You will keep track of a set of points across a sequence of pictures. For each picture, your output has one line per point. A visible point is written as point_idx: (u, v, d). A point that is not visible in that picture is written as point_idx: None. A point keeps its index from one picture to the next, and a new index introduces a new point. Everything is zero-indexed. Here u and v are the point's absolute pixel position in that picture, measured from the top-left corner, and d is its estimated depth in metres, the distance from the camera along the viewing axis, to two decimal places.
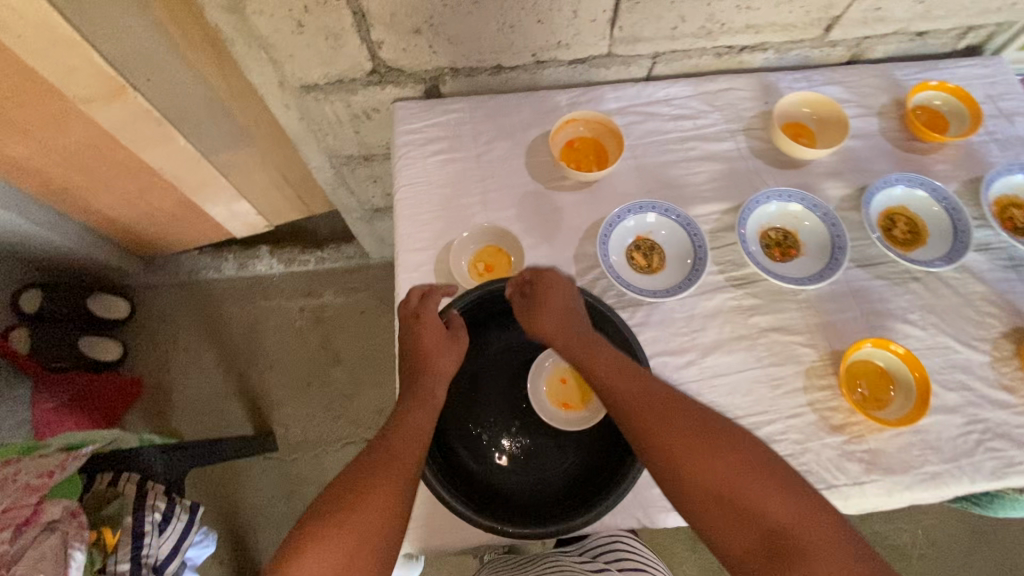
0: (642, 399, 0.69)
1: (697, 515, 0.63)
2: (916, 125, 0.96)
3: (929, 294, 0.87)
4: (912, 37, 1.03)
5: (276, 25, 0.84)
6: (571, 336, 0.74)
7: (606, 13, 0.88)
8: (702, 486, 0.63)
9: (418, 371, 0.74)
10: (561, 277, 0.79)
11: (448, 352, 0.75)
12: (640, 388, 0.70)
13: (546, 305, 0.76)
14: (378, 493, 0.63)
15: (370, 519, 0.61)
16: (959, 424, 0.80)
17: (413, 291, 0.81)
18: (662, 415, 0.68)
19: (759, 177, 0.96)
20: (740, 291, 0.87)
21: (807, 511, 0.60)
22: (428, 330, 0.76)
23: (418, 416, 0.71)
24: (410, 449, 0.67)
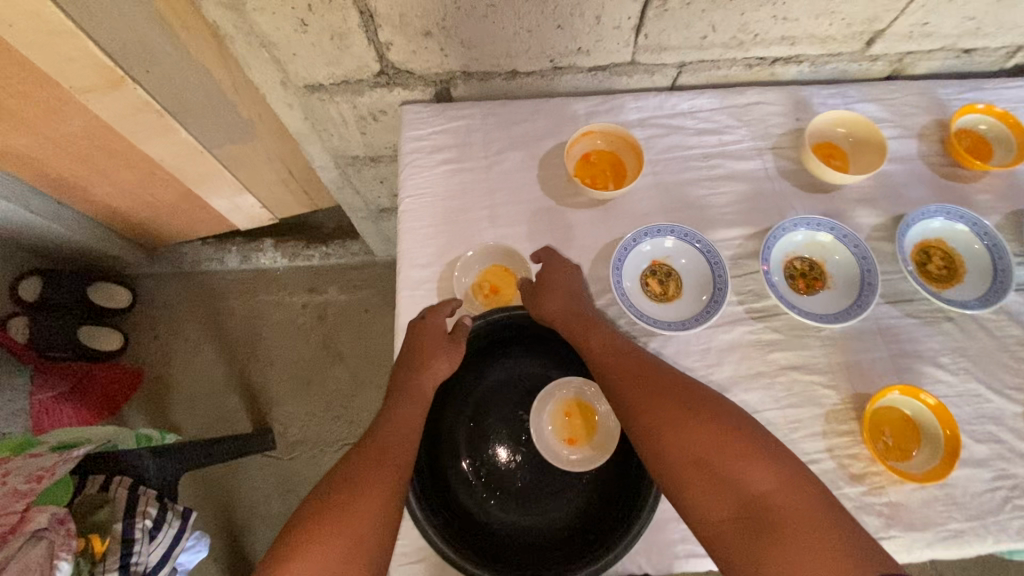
0: (626, 368, 0.70)
1: (675, 480, 0.61)
2: (959, 150, 0.89)
3: (962, 336, 0.82)
4: (960, 54, 0.96)
5: (278, 24, 0.79)
6: (567, 313, 0.76)
7: (631, 20, 0.82)
8: (680, 451, 0.62)
9: (415, 375, 0.73)
10: (566, 263, 0.81)
11: (446, 358, 0.73)
12: (626, 359, 0.71)
13: (548, 287, 0.78)
14: (371, 490, 0.62)
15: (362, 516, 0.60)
16: (987, 479, 0.75)
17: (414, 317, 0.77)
18: (644, 381, 0.69)
19: (786, 201, 0.90)
20: (760, 325, 0.82)
21: (788, 480, 0.59)
22: (430, 330, 0.75)
23: (408, 410, 0.71)
24: (401, 442, 0.67)
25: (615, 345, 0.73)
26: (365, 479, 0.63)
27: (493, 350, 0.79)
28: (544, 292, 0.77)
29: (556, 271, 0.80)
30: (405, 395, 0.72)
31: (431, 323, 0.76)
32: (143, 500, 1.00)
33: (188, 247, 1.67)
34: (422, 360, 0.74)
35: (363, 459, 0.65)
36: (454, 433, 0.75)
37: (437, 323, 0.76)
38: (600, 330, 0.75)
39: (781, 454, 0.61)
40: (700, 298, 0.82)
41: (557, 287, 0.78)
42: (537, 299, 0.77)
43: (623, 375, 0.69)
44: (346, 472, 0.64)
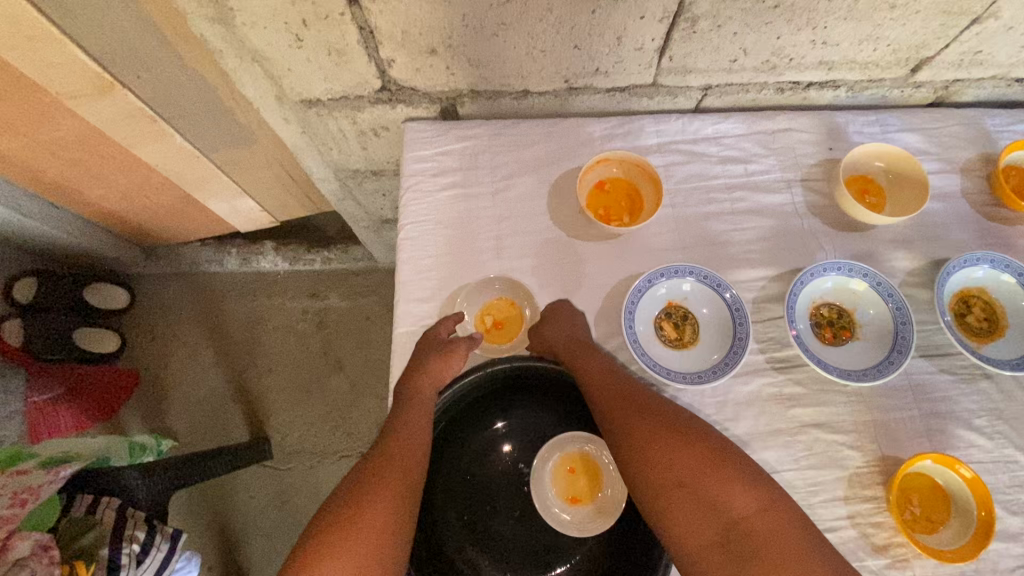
0: (611, 388, 0.68)
1: (658, 504, 0.60)
2: (1006, 191, 0.82)
3: (1000, 396, 0.76)
4: (1011, 83, 0.88)
5: (271, 39, 0.74)
6: (568, 343, 0.73)
7: (655, 42, 0.75)
8: (663, 475, 0.61)
9: (416, 385, 0.70)
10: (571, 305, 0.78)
11: (443, 361, 0.71)
12: (611, 380, 0.69)
13: (551, 318, 0.76)
14: (385, 499, 0.60)
15: (375, 522, 0.58)
16: (1020, 555, 0.70)
17: (423, 347, 0.73)
18: (628, 401, 0.67)
19: (815, 239, 0.83)
20: (781, 376, 0.76)
21: (768, 503, 0.58)
22: (430, 340, 0.74)
23: (416, 419, 0.67)
24: (411, 450, 0.65)
25: (604, 366, 0.71)
26: (376, 490, 0.61)
27: (497, 403, 0.74)
28: (546, 322, 0.75)
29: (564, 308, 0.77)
30: (408, 402, 0.69)
31: (433, 335, 0.74)
32: (130, 523, 0.97)
33: (188, 248, 1.63)
34: (419, 390, 0.70)
35: (372, 470, 0.63)
36: (450, 490, 0.70)
37: (438, 335, 0.74)
38: (592, 354, 0.72)
39: (760, 478, 0.60)
40: (714, 354, 0.76)
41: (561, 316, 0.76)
42: (540, 329, 0.75)
43: (608, 395, 0.67)
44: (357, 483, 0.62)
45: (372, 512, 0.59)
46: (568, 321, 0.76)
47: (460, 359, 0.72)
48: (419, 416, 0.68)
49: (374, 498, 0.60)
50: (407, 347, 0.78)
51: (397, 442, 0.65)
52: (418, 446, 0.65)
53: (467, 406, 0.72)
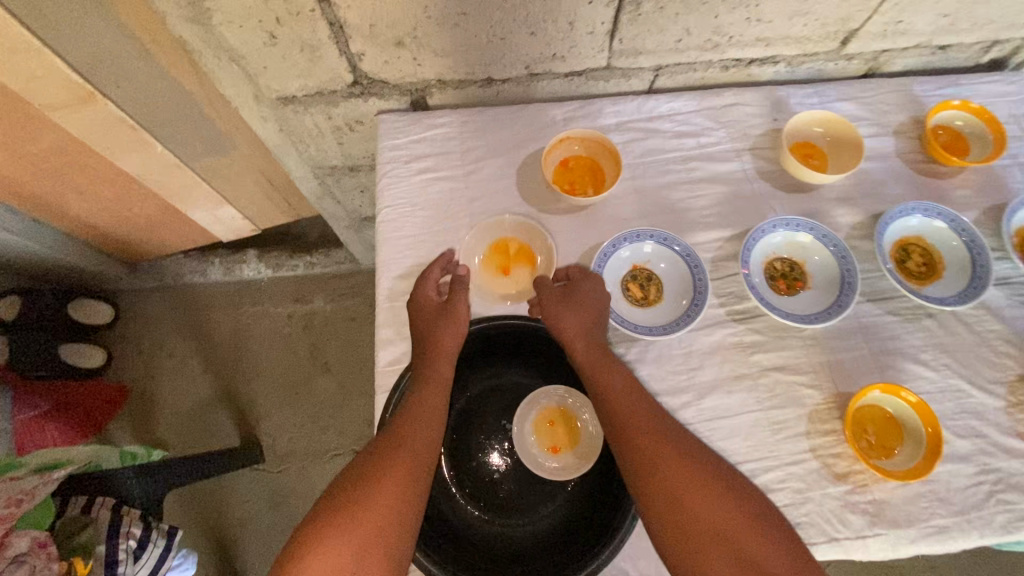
0: (643, 420, 0.69)
1: (687, 548, 0.61)
2: (936, 147, 0.90)
3: (943, 332, 0.82)
4: (935, 50, 0.96)
5: (246, 38, 0.78)
6: (585, 341, 0.73)
7: (605, 25, 0.82)
8: (696, 517, 0.63)
9: (432, 365, 0.72)
10: (594, 284, 0.78)
11: (449, 328, 0.74)
12: (640, 409, 0.70)
13: (572, 306, 0.75)
14: (393, 477, 0.64)
15: (385, 502, 0.62)
16: (970, 474, 0.75)
17: (422, 313, 0.76)
18: (661, 435, 0.68)
19: (766, 201, 0.90)
20: (741, 327, 0.82)
21: (798, 562, 0.60)
22: (421, 302, 0.77)
23: (428, 399, 0.70)
24: (422, 431, 0.68)
25: (629, 387, 0.71)
26: (388, 468, 0.65)
27: (476, 360, 0.79)
28: (567, 307, 0.75)
29: (590, 290, 0.78)
30: (422, 380, 0.71)
31: (424, 296, 0.78)
32: (126, 520, 0.99)
33: (170, 260, 1.65)
34: (434, 368, 0.72)
35: (384, 447, 0.66)
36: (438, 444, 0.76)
37: (428, 297, 0.78)
38: (613, 368, 0.72)
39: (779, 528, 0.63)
40: (680, 303, 0.82)
41: (575, 298, 0.77)
42: (560, 308, 0.75)
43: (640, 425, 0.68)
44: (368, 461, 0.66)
45: (383, 491, 0.63)
46: (580, 308, 0.75)
47: (456, 327, 0.74)
48: (433, 394, 0.71)
49: (385, 479, 0.64)
50: (390, 320, 0.82)
51: (410, 423, 0.68)
52: (430, 428, 0.68)
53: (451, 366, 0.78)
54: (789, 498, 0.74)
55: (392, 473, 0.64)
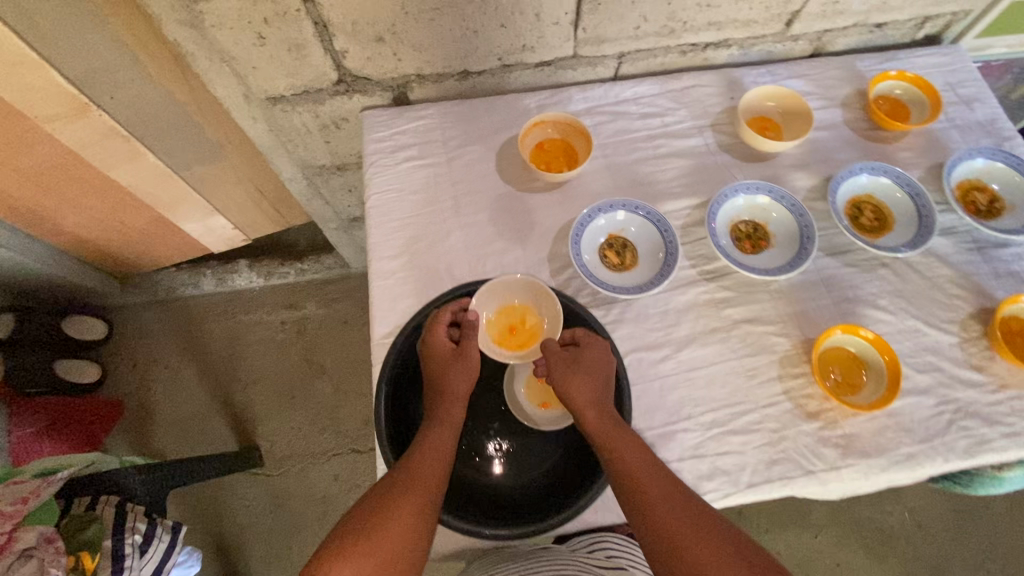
0: (682, 513, 0.63)
1: None
2: (879, 114, 0.98)
3: (897, 279, 0.88)
4: (872, 28, 1.05)
5: (236, 39, 0.84)
6: (596, 404, 0.71)
7: (569, 15, 0.89)
8: None
9: (445, 407, 0.75)
10: (601, 343, 0.77)
11: (461, 372, 0.76)
12: (646, 470, 0.66)
13: (576, 364, 0.74)
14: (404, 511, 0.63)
15: (396, 534, 0.61)
16: (932, 405, 0.81)
17: (433, 354, 0.77)
18: (704, 531, 0.61)
19: (728, 171, 0.97)
20: (712, 284, 0.88)
21: None
22: (436, 350, 0.76)
23: (440, 438, 0.72)
24: (434, 469, 0.68)
25: (639, 454, 0.68)
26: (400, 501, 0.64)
27: None
28: (574, 368, 0.73)
29: (596, 349, 0.76)
30: (435, 420, 0.74)
31: (437, 343, 0.77)
32: (131, 516, 1.01)
33: (163, 274, 1.68)
34: (449, 411, 0.75)
35: (397, 482, 0.66)
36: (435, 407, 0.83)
37: (442, 342, 0.77)
38: (631, 440, 0.69)
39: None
40: (657, 257, 0.89)
41: (584, 361, 0.75)
42: (568, 372, 0.73)
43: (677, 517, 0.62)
44: (374, 500, 0.65)
45: (387, 530, 0.61)
46: (590, 372, 0.73)
47: (464, 364, 0.76)
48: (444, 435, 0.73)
49: (398, 510, 0.63)
50: (383, 297, 0.87)
51: (421, 459, 0.69)
52: (440, 466, 0.69)
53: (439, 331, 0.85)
54: (766, 437, 0.79)
55: (398, 511, 0.63)
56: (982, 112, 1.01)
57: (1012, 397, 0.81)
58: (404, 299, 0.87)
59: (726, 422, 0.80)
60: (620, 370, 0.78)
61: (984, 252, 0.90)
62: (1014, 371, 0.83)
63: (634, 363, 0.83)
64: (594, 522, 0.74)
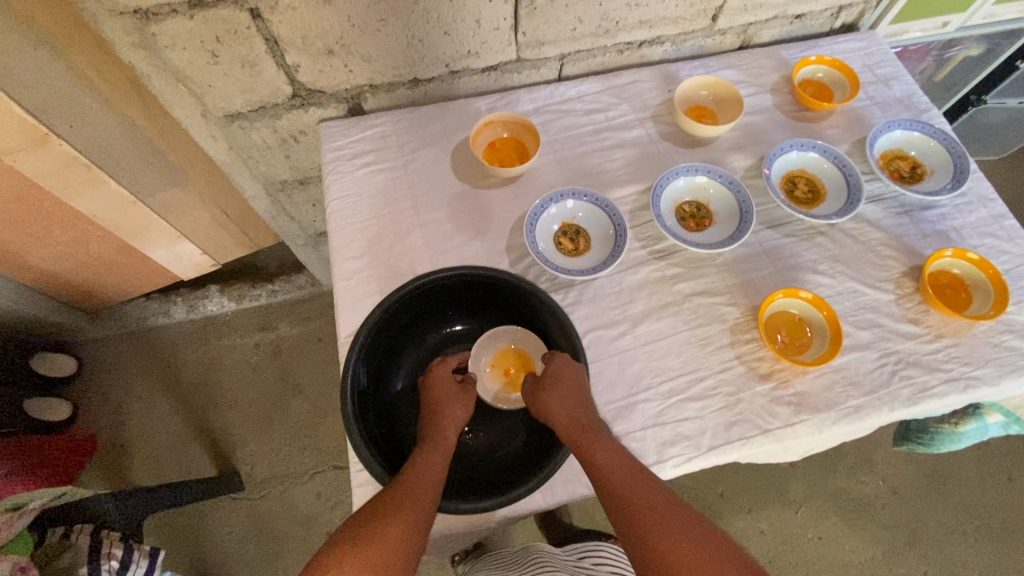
0: (654, 509, 0.65)
1: None
2: (805, 96, 1.05)
3: (834, 244, 0.94)
4: (792, 20, 1.13)
5: (190, 58, 0.87)
6: (569, 418, 0.73)
7: (508, 20, 0.95)
8: None
9: (438, 430, 0.75)
10: (571, 358, 0.77)
11: (456, 403, 0.79)
12: (629, 478, 0.68)
13: (551, 386, 0.75)
14: (391, 530, 0.63)
15: (383, 552, 0.62)
16: (874, 358, 0.86)
17: (432, 382, 0.81)
18: (676, 528, 0.63)
19: (670, 157, 1.02)
20: (662, 262, 0.92)
21: None
22: (438, 382, 0.81)
23: (430, 456, 0.72)
24: (425, 487, 0.68)
25: (618, 462, 0.70)
26: (388, 518, 0.64)
27: (425, 318, 0.90)
28: (543, 389, 0.75)
29: (558, 365, 0.76)
30: (429, 442, 0.74)
31: (440, 378, 0.81)
32: (107, 542, 0.99)
33: (132, 305, 1.67)
34: (443, 434, 0.75)
35: (386, 499, 0.66)
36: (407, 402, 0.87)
37: (444, 376, 0.81)
38: (603, 444, 0.71)
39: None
40: (608, 239, 0.94)
41: (550, 381, 0.76)
42: (538, 395, 0.75)
43: (648, 518, 0.64)
44: (373, 506, 0.66)
45: (386, 534, 0.63)
46: (554, 391, 0.75)
47: (468, 396, 0.80)
48: (436, 456, 0.73)
49: (386, 528, 0.63)
50: (348, 298, 0.89)
51: (416, 476, 0.68)
52: (434, 482, 0.69)
53: (402, 324, 0.86)
54: (722, 401, 0.82)
55: (395, 518, 0.64)
56: (899, 89, 1.09)
57: (948, 345, 0.86)
58: (368, 297, 0.89)
59: (684, 390, 0.83)
60: (576, 343, 0.77)
61: (911, 215, 0.97)
62: (948, 321, 0.88)
63: (592, 341, 0.86)
64: (564, 495, 0.76)
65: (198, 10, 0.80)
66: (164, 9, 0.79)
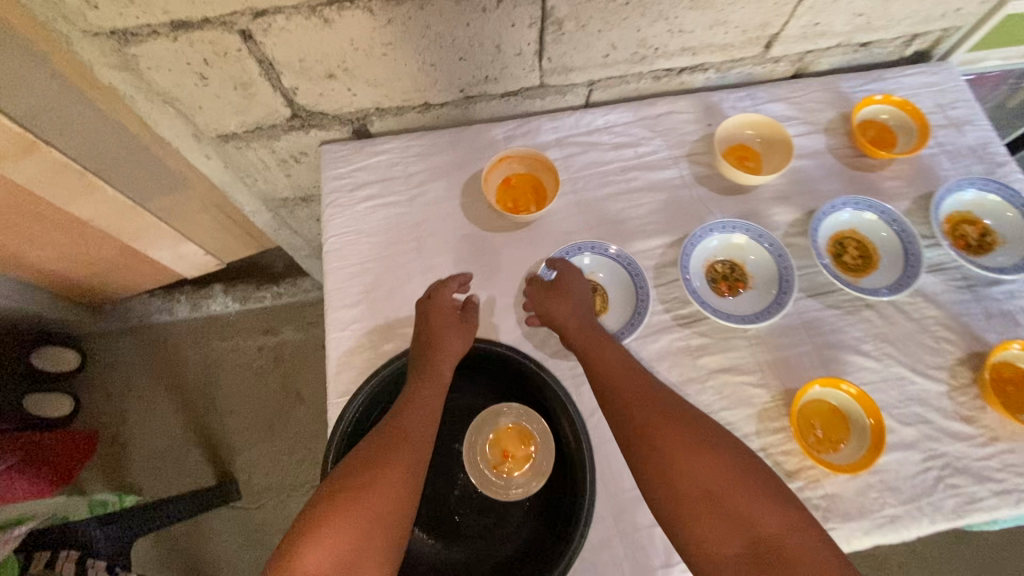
0: (652, 411, 0.68)
1: (680, 505, 0.61)
2: (863, 142, 0.92)
3: (882, 322, 0.84)
4: (857, 48, 0.99)
5: (177, 80, 0.79)
6: (579, 326, 0.77)
7: (532, 46, 0.84)
8: (692, 482, 0.62)
9: (436, 364, 0.74)
10: (581, 276, 0.83)
11: (456, 334, 0.77)
12: (627, 376, 0.72)
13: (567, 293, 0.80)
14: (393, 469, 0.63)
15: (387, 493, 0.61)
16: (918, 461, 0.76)
17: (441, 302, 0.80)
18: (664, 414, 0.68)
19: (704, 205, 0.92)
20: (687, 331, 0.83)
21: (790, 519, 0.60)
22: (439, 309, 0.79)
23: (427, 393, 0.71)
24: (422, 427, 0.68)
25: (620, 362, 0.74)
26: (389, 460, 0.64)
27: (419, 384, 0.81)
28: (554, 295, 0.80)
29: (573, 278, 0.82)
30: (423, 378, 0.73)
31: (440, 304, 0.80)
32: None
33: (136, 302, 1.64)
34: (438, 368, 0.74)
35: (384, 442, 0.65)
36: None
37: (447, 304, 0.80)
38: (607, 348, 0.75)
39: (802, 512, 0.61)
40: (627, 302, 0.85)
41: (563, 287, 0.81)
42: (547, 300, 0.80)
43: (645, 416, 0.67)
44: (365, 453, 0.64)
45: (385, 483, 0.62)
46: (570, 297, 0.79)
47: (470, 327, 0.80)
48: (430, 394, 0.72)
49: (389, 470, 0.63)
50: (340, 351, 0.83)
51: (413, 417, 0.69)
52: (428, 423, 0.69)
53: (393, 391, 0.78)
54: None
55: (392, 464, 0.63)
56: (973, 136, 0.95)
57: (1004, 451, 0.77)
58: (362, 351, 0.83)
59: None
60: (586, 440, 0.69)
61: (974, 290, 0.86)
62: (1005, 422, 0.78)
63: (598, 423, 0.78)
64: None
65: (183, 31, 0.71)
66: (144, 30, 0.70)
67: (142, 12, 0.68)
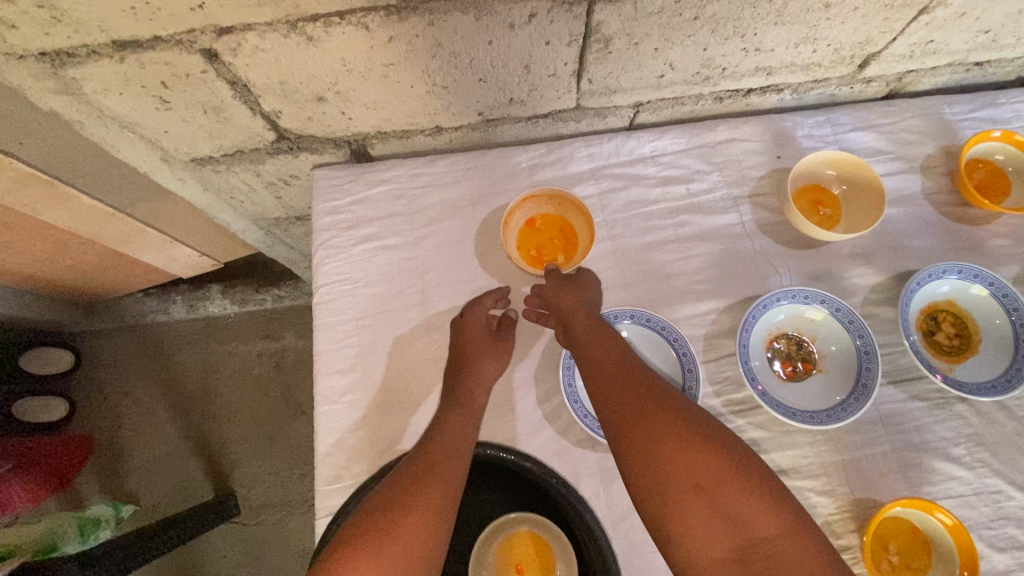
0: (641, 399, 0.60)
1: (665, 501, 0.54)
2: (971, 189, 0.75)
3: (978, 420, 0.70)
4: (970, 67, 0.80)
5: (133, 103, 0.65)
6: (586, 321, 0.68)
7: (569, 66, 0.67)
8: (680, 475, 0.54)
9: (466, 389, 0.68)
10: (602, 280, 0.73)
11: (491, 361, 0.70)
12: (617, 361, 0.64)
13: (576, 285, 0.71)
14: (422, 510, 0.56)
15: (412, 536, 0.54)
16: None
17: (475, 318, 0.72)
18: (654, 402, 0.60)
19: (768, 261, 0.76)
20: (740, 421, 0.70)
21: (790, 523, 0.52)
22: (472, 327, 0.71)
23: (461, 421, 0.65)
24: (452, 459, 0.61)
25: (619, 354, 0.65)
26: (414, 496, 0.56)
27: None
28: (569, 286, 0.70)
29: (593, 278, 0.73)
30: (455, 403, 0.67)
31: (474, 322, 0.72)
32: None
33: (129, 300, 1.55)
34: (470, 395, 0.68)
35: (412, 473, 0.59)
36: None
37: (480, 321, 0.72)
38: (611, 341, 0.66)
39: (803, 513, 0.53)
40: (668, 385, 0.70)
41: (578, 280, 0.72)
42: (559, 289, 0.70)
43: (638, 406, 0.59)
44: (387, 493, 0.57)
45: (406, 529, 0.54)
46: (582, 289, 0.71)
47: (508, 354, 0.72)
48: (467, 422, 0.66)
49: (413, 507, 0.56)
50: (331, 428, 0.71)
51: (439, 446, 0.62)
52: (461, 456, 0.62)
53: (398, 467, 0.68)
54: None
55: (415, 505, 0.56)
56: None
57: None
58: (356, 429, 0.70)
59: None
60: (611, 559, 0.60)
61: None
62: None
63: (626, 535, 0.66)
64: None
65: (130, 51, 0.57)
66: (81, 50, 0.57)
67: (75, 32, 0.54)
